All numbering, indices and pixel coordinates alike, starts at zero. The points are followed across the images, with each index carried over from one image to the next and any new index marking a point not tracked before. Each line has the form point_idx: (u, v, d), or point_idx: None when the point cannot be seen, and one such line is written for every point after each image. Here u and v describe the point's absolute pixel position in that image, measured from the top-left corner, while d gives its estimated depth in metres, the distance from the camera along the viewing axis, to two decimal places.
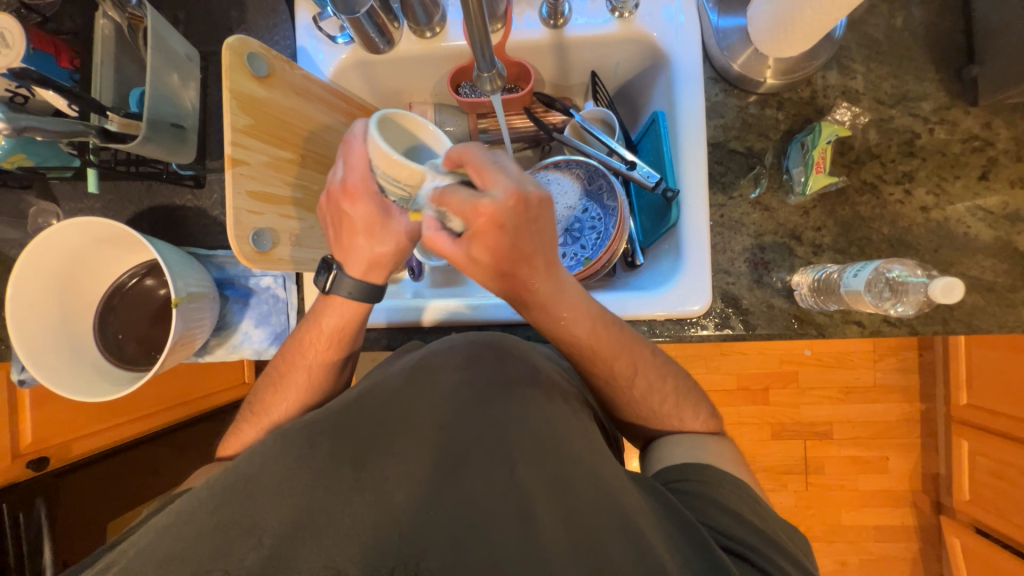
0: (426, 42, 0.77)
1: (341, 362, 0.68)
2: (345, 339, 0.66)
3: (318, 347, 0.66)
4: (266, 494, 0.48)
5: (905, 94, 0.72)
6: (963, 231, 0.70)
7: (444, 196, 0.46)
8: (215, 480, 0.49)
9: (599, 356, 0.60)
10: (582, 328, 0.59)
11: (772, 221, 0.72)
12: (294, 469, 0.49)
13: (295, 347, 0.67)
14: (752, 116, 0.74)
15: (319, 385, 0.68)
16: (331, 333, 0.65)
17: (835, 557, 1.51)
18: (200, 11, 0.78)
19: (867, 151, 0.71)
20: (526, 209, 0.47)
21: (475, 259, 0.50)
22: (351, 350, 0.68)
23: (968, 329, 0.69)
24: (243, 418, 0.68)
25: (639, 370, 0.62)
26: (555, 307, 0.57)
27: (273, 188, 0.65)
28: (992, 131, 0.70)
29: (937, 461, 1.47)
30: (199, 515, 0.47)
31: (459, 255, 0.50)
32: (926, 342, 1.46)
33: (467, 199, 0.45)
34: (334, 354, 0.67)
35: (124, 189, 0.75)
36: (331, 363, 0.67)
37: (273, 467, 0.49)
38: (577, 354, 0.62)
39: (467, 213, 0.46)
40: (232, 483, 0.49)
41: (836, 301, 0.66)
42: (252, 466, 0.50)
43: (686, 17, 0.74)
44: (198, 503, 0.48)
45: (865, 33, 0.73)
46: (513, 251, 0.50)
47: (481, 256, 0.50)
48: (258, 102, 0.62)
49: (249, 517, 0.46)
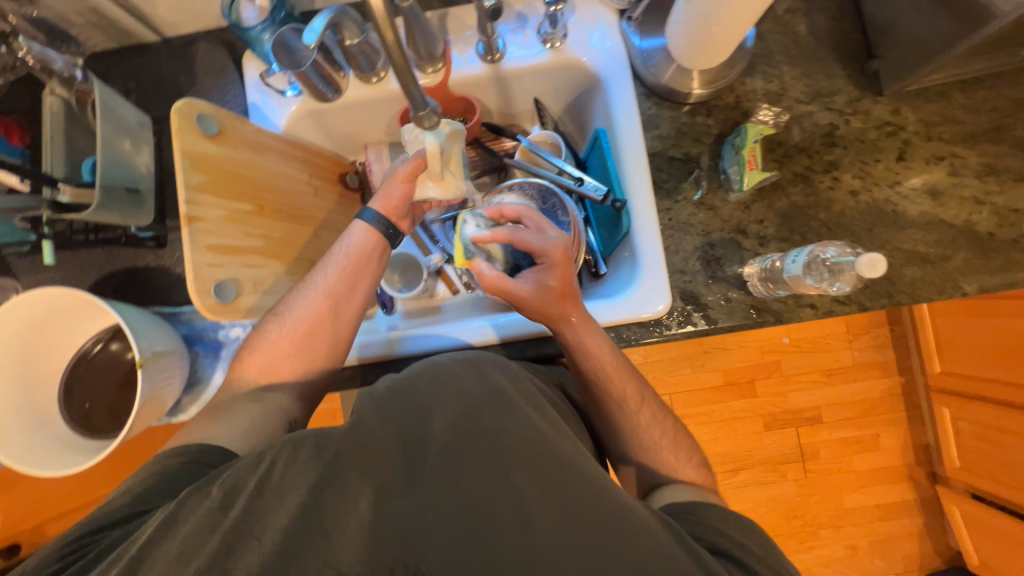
0: (373, 87, 0.81)
1: (364, 280, 0.73)
2: (368, 257, 0.73)
3: (342, 260, 0.72)
4: (274, 498, 0.49)
5: (820, 91, 0.78)
6: (892, 209, 0.75)
7: (514, 235, 0.63)
8: (229, 476, 0.51)
9: (613, 387, 0.69)
10: (606, 363, 0.68)
11: (718, 219, 0.77)
12: (301, 474, 0.50)
13: (321, 263, 0.73)
14: (686, 124, 0.80)
15: (343, 299, 0.71)
16: (356, 250, 0.72)
17: (845, 542, 1.50)
18: (151, 79, 0.80)
19: (795, 146, 0.77)
20: (567, 256, 0.64)
21: (534, 296, 0.64)
22: (372, 273, 0.74)
23: (911, 300, 0.73)
24: (253, 346, 0.68)
25: (643, 405, 0.70)
26: (583, 343, 0.68)
27: (233, 240, 0.66)
28: (901, 117, 0.76)
29: (925, 431, 1.51)
30: (199, 530, 0.47)
31: (522, 292, 0.64)
32: (894, 317, 1.52)
33: (537, 242, 0.62)
34: (354, 267, 0.72)
35: (84, 257, 0.75)
36: (352, 278, 0.72)
37: (284, 470, 0.50)
38: (592, 387, 0.70)
39: (530, 247, 0.63)
40: (242, 483, 0.50)
41: (784, 286, 0.70)
42: (259, 469, 0.51)
43: (611, 42, 0.79)
44: (212, 500, 0.49)
45: (775, 41, 0.80)
46: (563, 283, 0.64)
47: (546, 283, 0.64)
48: (210, 159, 0.64)
49: (246, 535, 0.47)
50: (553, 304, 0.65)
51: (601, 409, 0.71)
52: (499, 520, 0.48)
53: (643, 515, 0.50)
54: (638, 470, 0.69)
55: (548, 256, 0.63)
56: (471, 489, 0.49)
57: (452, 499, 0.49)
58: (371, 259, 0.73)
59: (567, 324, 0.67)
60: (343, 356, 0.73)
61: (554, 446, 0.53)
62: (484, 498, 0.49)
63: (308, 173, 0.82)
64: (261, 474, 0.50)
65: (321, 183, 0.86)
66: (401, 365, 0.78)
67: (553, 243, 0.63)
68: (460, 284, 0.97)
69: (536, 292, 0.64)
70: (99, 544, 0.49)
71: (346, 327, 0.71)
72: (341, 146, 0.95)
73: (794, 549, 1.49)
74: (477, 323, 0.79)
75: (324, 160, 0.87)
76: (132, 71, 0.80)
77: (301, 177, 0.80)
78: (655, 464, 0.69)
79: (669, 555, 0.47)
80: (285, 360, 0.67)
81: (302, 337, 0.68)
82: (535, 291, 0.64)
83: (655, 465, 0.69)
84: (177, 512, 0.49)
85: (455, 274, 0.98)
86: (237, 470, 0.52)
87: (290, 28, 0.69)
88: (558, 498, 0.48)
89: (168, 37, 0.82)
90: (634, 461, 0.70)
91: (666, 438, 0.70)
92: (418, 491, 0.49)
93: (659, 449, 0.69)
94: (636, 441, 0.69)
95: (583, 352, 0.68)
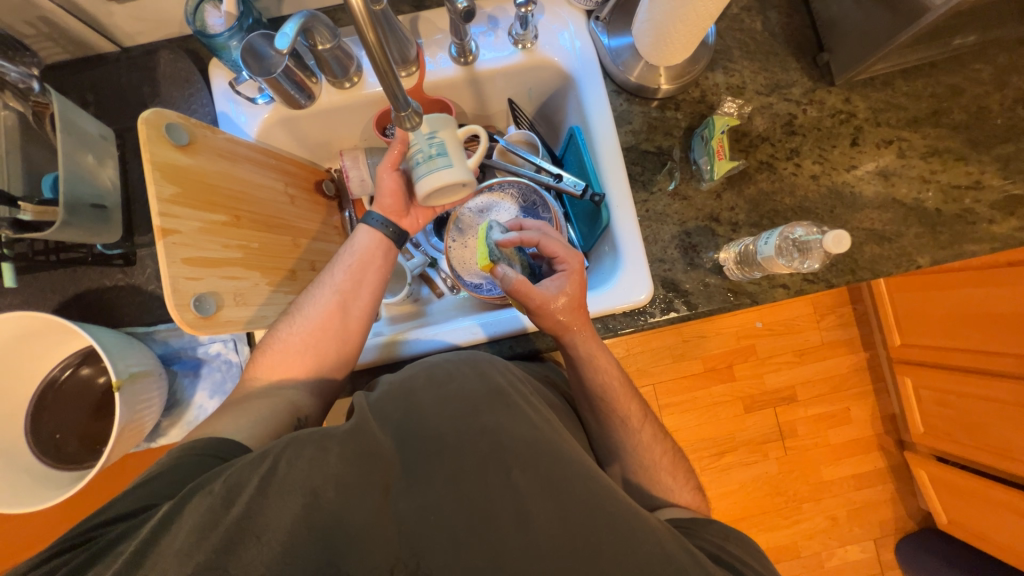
0: (346, 92, 0.81)
1: (372, 276, 0.71)
2: (375, 254, 0.72)
3: (351, 258, 0.71)
4: (277, 497, 0.46)
5: (778, 83, 0.83)
6: (850, 190, 0.80)
7: (544, 242, 0.70)
8: (232, 472, 0.48)
9: (618, 396, 0.70)
10: (612, 377, 0.70)
11: (692, 209, 0.80)
12: (305, 472, 0.47)
13: (331, 264, 0.71)
14: (656, 119, 0.83)
15: (351, 296, 0.68)
16: (361, 248, 0.72)
17: (827, 513, 1.56)
18: (110, 90, 0.77)
19: (758, 136, 0.81)
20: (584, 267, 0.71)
21: (556, 303, 0.66)
22: (380, 271, 0.72)
23: (873, 274, 0.78)
24: (262, 350, 0.66)
25: (646, 415, 0.72)
26: (593, 357, 0.70)
27: (210, 252, 0.64)
28: (852, 105, 0.82)
29: (891, 402, 1.60)
30: (192, 531, 0.44)
31: (546, 298, 0.65)
32: (857, 296, 1.61)
33: (560, 249, 0.70)
34: (361, 264, 0.70)
35: (45, 279, 0.71)
36: (360, 274, 0.70)
37: (288, 468, 0.47)
38: (597, 401, 0.71)
39: (557, 252, 0.70)
40: (240, 488, 0.47)
41: (758, 269, 0.73)
42: (263, 465, 0.47)
43: (580, 42, 0.82)
44: (214, 496, 0.46)
45: (734, 37, 0.84)
46: (582, 293, 0.68)
47: (569, 290, 0.67)
48: (181, 171, 0.62)
49: (248, 544, 0.44)
50: (570, 313, 0.67)
51: (603, 424, 0.72)
52: (504, 516, 0.48)
53: (644, 516, 0.51)
54: (630, 460, 0.71)
55: (569, 264, 0.69)
56: (474, 488, 0.49)
57: (451, 502, 0.49)
58: (378, 256, 0.72)
59: (582, 335, 0.69)
60: (353, 356, 0.69)
61: (558, 446, 0.53)
62: (487, 497, 0.49)
63: (284, 181, 0.81)
64: (265, 469, 0.47)
65: (297, 191, 0.84)
66: (392, 370, 0.78)
67: (573, 252, 0.70)
68: (445, 287, 0.98)
69: (560, 298, 0.66)
70: (95, 543, 0.46)
71: (356, 323, 0.68)
72: (316, 153, 0.94)
73: (778, 525, 1.55)
74: (463, 322, 0.79)
75: (300, 167, 0.86)
76: (89, 82, 0.77)
77: (277, 185, 0.79)
78: (648, 462, 0.70)
79: (669, 553, 0.49)
80: (296, 360, 0.64)
81: (313, 336, 0.65)
82: (559, 299, 0.66)
83: (650, 463, 0.70)
84: (178, 509, 0.46)
85: (440, 278, 0.99)
86: (240, 464, 0.48)
87: (259, 34, 0.68)
88: (557, 501, 0.49)
89: (128, 47, 0.79)
90: (626, 456, 0.71)
91: (660, 438, 0.72)
92: (423, 495, 0.49)
93: (649, 443, 0.71)
94: (626, 437, 0.71)
95: (593, 365, 0.70)
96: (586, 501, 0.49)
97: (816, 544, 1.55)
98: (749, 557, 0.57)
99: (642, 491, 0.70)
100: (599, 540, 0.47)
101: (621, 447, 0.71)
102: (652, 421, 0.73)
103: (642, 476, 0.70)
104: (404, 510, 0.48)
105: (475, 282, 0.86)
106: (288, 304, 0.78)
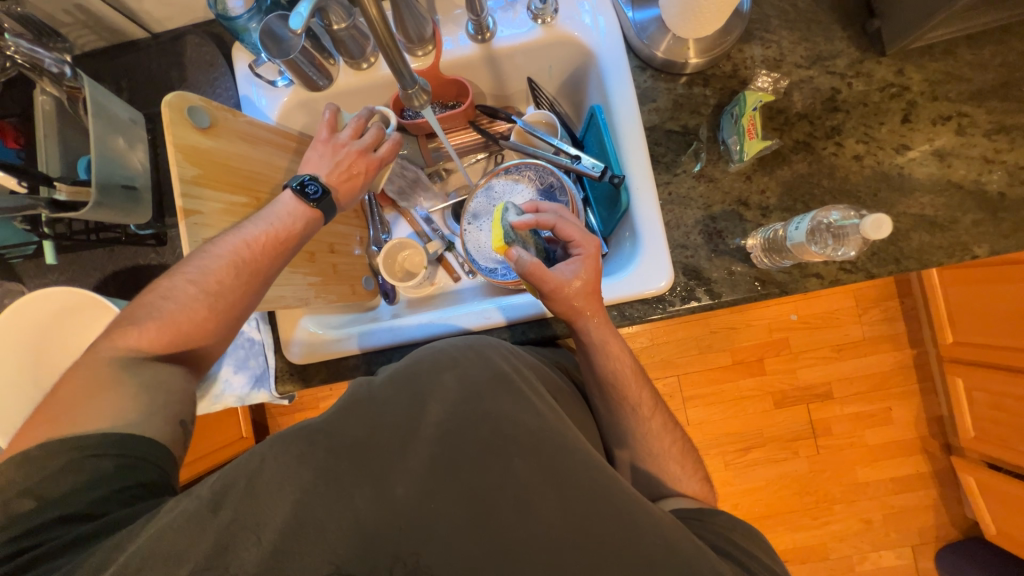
0: (363, 73, 0.80)
1: (276, 254, 0.62)
2: (287, 229, 0.64)
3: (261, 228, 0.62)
4: (284, 475, 0.48)
5: (820, 55, 0.76)
6: (898, 171, 0.73)
7: (563, 225, 0.68)
8: (218, 477, 0.48)
9: (630, 386, 0.68)
10: (626, 366, 0.68)
11: (718, 191, 0.75)
12: (294, 470, 0.48)
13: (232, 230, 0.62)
14: (682, 96, 0.78)
15: (256, 273, 0.61)
16: (285, 229, 0.63)
17: (859, 516, 1.48)
18: (143, 77, 0.80)
19: (796, 113, 0.75)
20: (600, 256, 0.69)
21: (572, 288, 0.65)
22: (292, 249, 0.64)
23: (920, 265, 0.71)
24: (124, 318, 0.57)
25: (659, 407, 0.70)
26: (606, 346, 0.67)
27: (230, 232, 0.67)
28: (905, 77, 0.74)
29: (938, 403, 1.49)
30: (203, 506, 0.46)
31: (561, 284, 0.64)
32: (904, 288, 1.49)
33: (579, 232, 0.67)
34: (267, 239, 0.62)
35: (87, 257, 0.76)
36: (262, 249, 0.61)
37: (274, 465, 0.49)
38: (610, 392, 0.69)
39: (578, 236, 0.67)
40: (247, 466, 0.48)
41: (788, 256, 0.68)
42: (250, 466, 0.49)
43: (603, 16, 0.78)
44: (200, 501, 0.46)
45: (772, 5, 0.78)
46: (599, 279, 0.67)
47: (586, 276, 0.65)
48: (202, 152, 0.63)
49: (255, 519, 0.46)
50: (584, 300, 0.66)
51: (615, 415, 0.70)
52: (505, 502, 0.48)
53: (651, 509, 0.49)
54: (641, 452, 0.69)
55: (586, 249, 0.66)
56: (476, 474, 0.49)
57: (452, 488, 0.49)
58: (287, 232, 0.64)
59: (598, 322, 0.67)
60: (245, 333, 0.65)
61: (562, 435, 0.52)
62: (490, 484, 0.49)
63: None
64: (252, 469, 0.48)
65: None
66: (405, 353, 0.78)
67: (592, 238, 0.67)
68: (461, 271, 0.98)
69: (575, 282, 0.65)
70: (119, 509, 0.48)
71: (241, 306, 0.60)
72: None
73: (806, 525, 1.49)
74: (476, 306, 0.79)
75: None
76: (124, 69, 0.81)
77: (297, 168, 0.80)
78: (658, 455, 0.68)
79: (676, 547, 0.47)
80: (160, 336, 0.56)
81: (186, 312, 0.57)
82: (574, 285, 0.65)
83: (660, 455, 0.68)
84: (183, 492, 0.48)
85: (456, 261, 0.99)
86: (228, 468, 0.49)
87: (276, 15, 0.69)
88: (560, 489, 0.48)
89: (157, 33, 0.82)
90: (635, 448, 0.70)
91: (672, 432, 0.70)
92: (425, 480, 0.49)
93: (662, 438, 0.69)
94: (638, 428, 0.69)
95: (606, 355, 0.68)
96: (590, 490, 0.48)
97: (846, 547, 1.48)
98: (761, 557, 0.54)
99: (650, 484, 0.68)
100: (602, 530, 0.46)
101: (632, 438, 0.69)
102: (664, 414, 0.71)
103: (652, 468, 0.68)
104: (404, 493, 0.48)
105: (490, 266, 0.85)
106: (307, 287, 0.78)
